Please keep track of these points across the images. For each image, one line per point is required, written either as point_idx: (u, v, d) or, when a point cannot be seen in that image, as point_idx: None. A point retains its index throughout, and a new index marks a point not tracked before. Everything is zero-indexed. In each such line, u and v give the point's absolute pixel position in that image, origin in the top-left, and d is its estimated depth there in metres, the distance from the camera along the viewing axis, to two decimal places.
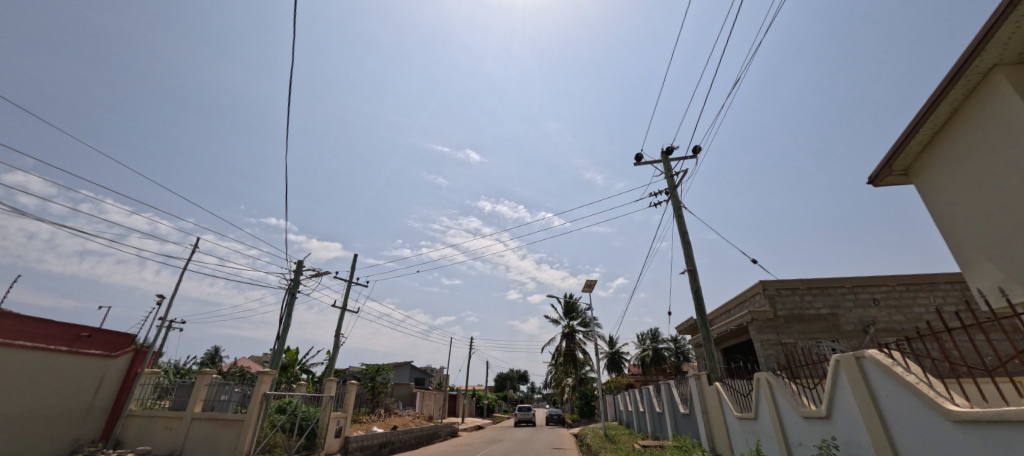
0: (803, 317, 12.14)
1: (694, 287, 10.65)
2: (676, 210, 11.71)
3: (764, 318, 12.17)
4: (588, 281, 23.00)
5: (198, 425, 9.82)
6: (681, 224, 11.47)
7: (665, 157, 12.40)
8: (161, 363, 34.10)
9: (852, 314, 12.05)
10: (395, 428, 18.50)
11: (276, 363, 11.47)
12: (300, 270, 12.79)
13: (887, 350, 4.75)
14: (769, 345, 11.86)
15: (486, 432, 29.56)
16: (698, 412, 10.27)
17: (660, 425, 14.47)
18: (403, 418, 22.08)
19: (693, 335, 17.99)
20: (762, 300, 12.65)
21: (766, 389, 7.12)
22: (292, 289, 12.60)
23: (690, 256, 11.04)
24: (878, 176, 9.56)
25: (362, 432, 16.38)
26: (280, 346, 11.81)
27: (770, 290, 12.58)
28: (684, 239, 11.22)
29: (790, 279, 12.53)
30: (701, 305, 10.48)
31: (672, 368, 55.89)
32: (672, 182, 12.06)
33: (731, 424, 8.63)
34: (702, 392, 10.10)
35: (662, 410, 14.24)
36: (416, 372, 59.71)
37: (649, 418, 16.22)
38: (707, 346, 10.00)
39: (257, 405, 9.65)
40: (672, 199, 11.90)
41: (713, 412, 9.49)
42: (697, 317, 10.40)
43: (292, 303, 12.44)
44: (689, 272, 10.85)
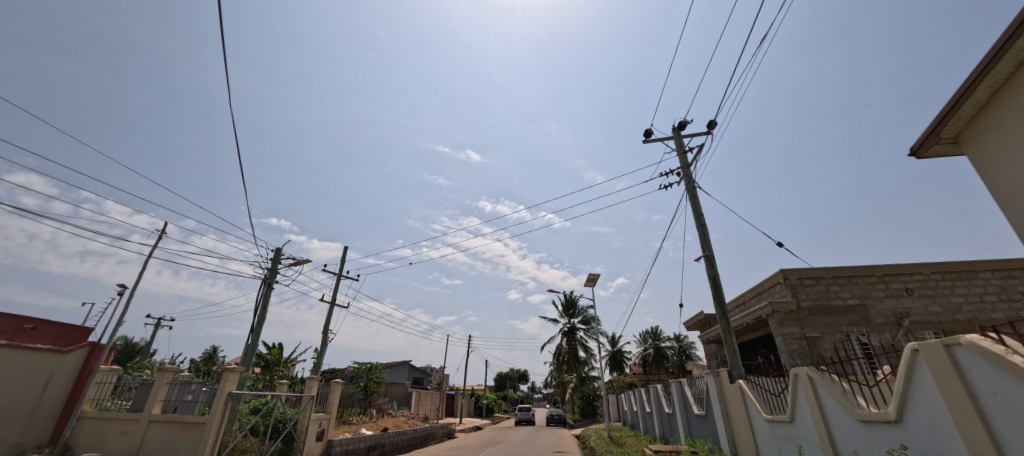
0: (829, 308, 11.06)
1: (712, 275, 9.53)
2: (690, 190, 10.59)
3: (785, 310, 11.09)
4: (591, 275, 21.89)
5: (155, 428, 8.75)
6: (696, 205, 10.37)
7: (677, 133, 11.27)
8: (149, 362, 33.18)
9: (883, 305, 10.96)
10: (386, 430, 17.37)
11: (247, 360, 10.36)
12: (278, 258, 11.70)
13: (994, 335, 3.61)
14: (793, 339, 10.79)
15: (485, 434, 28.40)
16: (717, 413, 9.17)
17: (671, 427, 13.36)
18: (396, 420, 20.90)
19: (703, 330, 16.88)
20: (783, 290, 11.55)
21: (808, 386, 6.00)
22: (269, 278, 11.50)
23: (707, 240, 9.92)
24: (922, 147, 8.46)
25: (349, 434, 15.26)
26: (253, 341, 10.71)
27: (792, 279, 11.47)
28: (699, 222, 10.12)
29: (814, 268, 11.43)
30: (720, 294, 9.36)
31: (675, 367, 54.78)
32: (685, 160, 10.95)
33: (759, 428, 7.53)
34: (722, 391, 9.00)
35: (673, 411, 13.13)
36: (414, 372, 58.66)
37: (658, 419, 15.09)
38: (728, 339, 8.88)
39: (221, 406, 8.56)
40: (685, 178, 10.79)
41: (736, 413, 8.39)
42: (716, 307, 9.27)
43: (268, 294, 11.34)
44: (706, 259, 9.74)
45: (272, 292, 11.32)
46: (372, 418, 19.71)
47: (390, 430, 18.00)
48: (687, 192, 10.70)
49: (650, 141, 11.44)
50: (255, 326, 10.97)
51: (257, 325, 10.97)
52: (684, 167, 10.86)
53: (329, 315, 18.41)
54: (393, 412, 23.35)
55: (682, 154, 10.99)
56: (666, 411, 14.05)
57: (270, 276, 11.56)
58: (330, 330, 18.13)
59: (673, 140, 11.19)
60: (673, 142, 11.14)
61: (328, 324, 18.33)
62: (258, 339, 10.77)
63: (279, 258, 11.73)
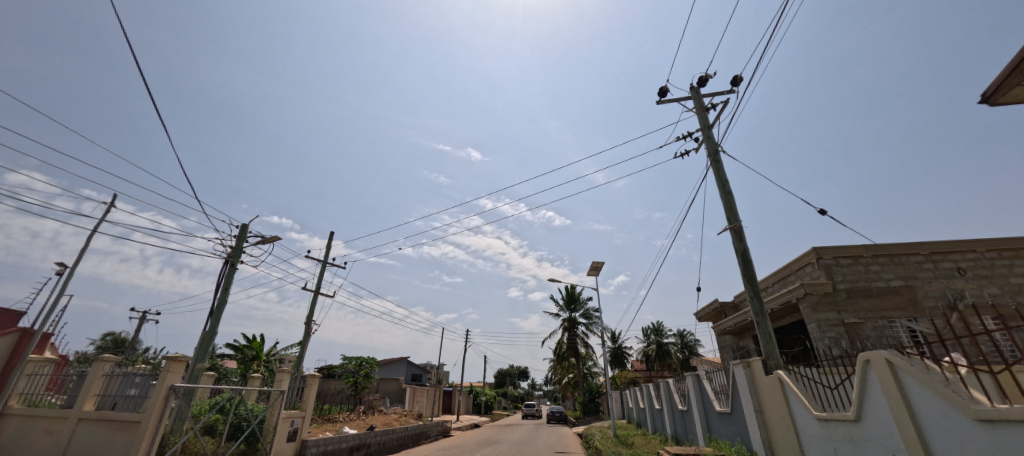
0: (870, 291, 9.70)
1: (742, 249, 8.15)
2: (712, 154, 9.19)
3: (820, 293, 9.74)
4: (595, 263, 20.51)
5: (85, 427, 7.42)
6: (720, 171, 8.97)
7: (695, 91, 9.85)
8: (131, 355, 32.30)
9: (932, 286, 9.61)
10: (373, 429, 16.03)
11: (205, 350, 9.05)
12: (243, 235, 10.33)
13: None
14: (830, 326, 9.43)
15: (482, 432, 27.03)
16: (745, 409, 7.87)
17: (686, 427, 12.06)
18: (386, 418, 19.49)
19: (718, 320, 15.51)
20: (816, 271, 10.20)
21: (889, 375, 4.60)
22: (231, 258, 10.15)
23: (733, 210, 8.54)
24: (996, 92, 7.01)
25: (331, 434, 13.94)
26: (212, 329, 9.37)
27: (826, 259, 10.12)
28: (724, 189, 8.74)
29: (852, 246, 10.08)
30: (751, 272, 7.98)
31: (678, 363, 53.43)
32: (706, 121, 9.52)
33: (807, 428, 6.17)
34: (753, 383, 7.63)
35: (688, 408, 11.80)
36: (411, 368, 57.38)
37: (669, 417, 13.79)
38: (762, 323, 7.52)
39: (159, 403, 7.20)
40: (707, 140, 9.37)
41: (772, 409, 7.07)
42: (747, 286, 7.89)
43: (231, 276, 9.98)
44: (733, 231, 8.35)
45: (235, 274, 9.97)
46: (359, 416, 18.29)
47: (377, 428, 16.57)
48: (708, 156, 9.30)
49: (664, 102, 10.03)
50: (214, 311, 9.66)
51: (216, 309, 9.67)
52: (704, 129, 9.44)
53: (312, 306, 17.03)
54: (383, 410, 21.95)
55: (703, 115, 9.57)
56: (679, 409, 12.75)
57: (233, 255, 10.20)
58: (313, 321, 16.76)
59: (691, 99, 9.78)
60: (691, 100, 9.72)
61: (311, 316, 16.95)
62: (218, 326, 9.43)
63: (243, 236, 10.39)
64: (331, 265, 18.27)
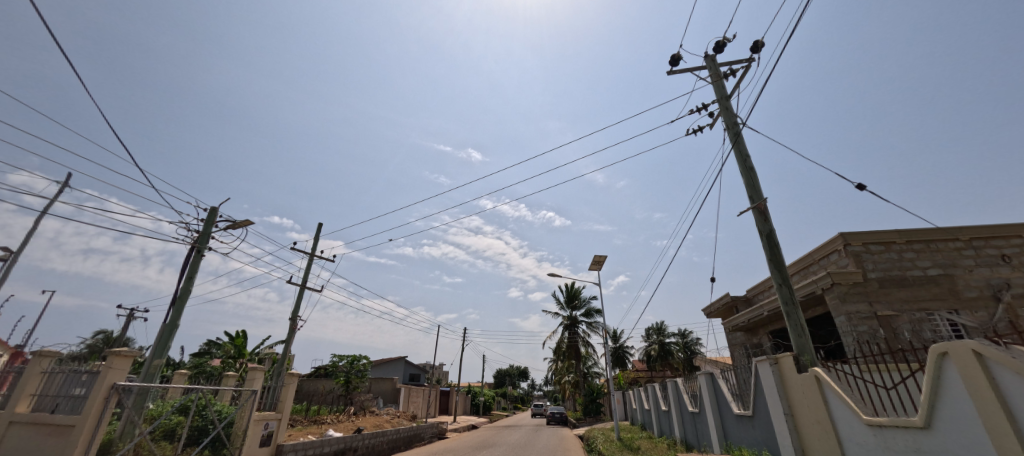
0: (904, 280, 8.76)
1: (768, 230, 7.20)
2: (731, 127, 8.23)
3: (849, 283, 8.78)
4: (597, 257, 19.57)
5: (15, 431, 6.48)
6: (740, 145, 8.01)
7: (710, 60, 8.89)
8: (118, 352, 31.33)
9: (975, 275, 8.66)
10: (361, 431, 15.09)
11: (165, 343, 8.19)
12: (211, 219, 9.39)
13: None
14: (861, 320, 8.47)
15: (479, 434, 26.06)
16: (771, 411, 6.91)
17: (697, 431, 11.13)
18: (377, 419, 18.56)
19: (730, 316, 14.55)
20: (844, 259, 9.23)
21: (976, 371, 3.65)
22: (197, 245, 9.20)
23: (756, 187, 7.60)
24: None
25: (313, 437, 13.03)
26: (173, 321, 8.46)
27: (855, 246, 9.16)
28: (745, 164, 7.79)
29: (884, 232, 9.12)
30: (778, 256, 7.02)
31: (681, 364, 52.39)
32: (723, 91, 8.57)
33: (854, 435, 5.23)
34: (782, 383, 6.69)
35: (700, 410, 10.87)
36: (410, 368, 56.48)
37: (677, 419, 12.88)
38: (793, 314, 6.58)
39: (97, 404, 6.26)
40: (725, 112, 8.42)
41: (806, 412, 6.11)
42: (774, 272, 6.93)
43: (196, 264, 9.00)
44: (757, 211, 7.38)
45: (201, 262, 9.02)
46: (348, 418, 17.36)
47: (366, 431, 15.63)
48: (726, 129, 8.34)
49: (676, 72, 9.05)
50: (178, 299, 8.76)
51: (179, 299, 8.74)
52: (722, 100, 8.48)
53: (298, 301, 16.07)
54: (376, 411, 21.04)
55: (719, 85, 8.62)
56: (689, 411, 11.80)
57: (201, 241, 9.25)
58: (298, 317, 15.81)
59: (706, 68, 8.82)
60: (707, 69, 8.76)
61: (297, 311, 16.02)
62: (181, 318, 8.52)
63: (212, 220, 9.43)
64: (318, 258, 17.30)
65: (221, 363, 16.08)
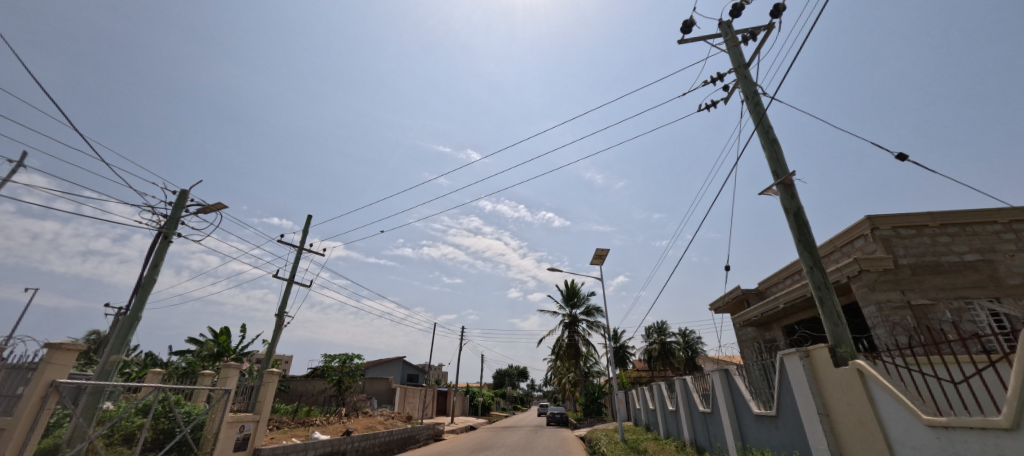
0: (940, 266, 8.01)
1: (797, 208, 6.42)
2: (751, 96, 7.47)
3: (879, 270, 8.02)
4: (598, 251, 18.76)
5: None
6: (761, 116, 7.26)
7: (726, 25, 8.13)
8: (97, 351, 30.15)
9: (1016, 261, 7.92)
10: (351, 433, 14.29)
11: (123, 337, 7.40)
12: (181, 203, 8.62)
13: None
14: (893, 309, 7.72)
15: (477, 436, 25.21)
16: (800, 409, 6.17)
17: (709, 433, 10.34)
18: (369, 421, 17.74)
19: (741, 310, 13.77)
20: (871, 245, 8.48)
21: None
22: (165, 230, 8.39)
23: (781, 161, 6.83)
24: None
25: (298, 440, 12.23)
26: (134, 312, 7.67)
27: (883, 230, 8.40)
28: (768, 136, 7.04)
29: (915, 214, 8.36)
30: (808, 236, 6.24)
31: (682, 363, 51.61)
32: (740, 58, 7.82)
33: (911, 438, 4.45)
34: (814, 378, 5.90)
35: (713, 410, 10.06)
36: (407, 368, 55.61)
37: (686, 420, 12.09)
38: (828, 300, 5.81)
39: (32, 406, 5.45)
40: (743, 80, 7.65)
41: (843, 409, 5.38)
42: (804, 253, 6.16)
43: (163, 251, 8.20)
44: (782, 186, 6.59)
45: (168, 248, 8.22)
46: (338, 420, 16.55)
47: (355, 434, 14.81)
48: (745, 100, 7.57)
49: (688, 41, 8.31)
50: (141, 287, 7.98)
51: (143, 287, 7.96)
52: (739, 68, 7.73)
53: (285, 296, 15.26)
54: (369, 412, 20.22)
55: (736, 53, 7.86)
56: (700, 411, 11.01)
57: (169, 227, 8.45)
58: (284, 313, 15.00)
59: (721, 34, 8.06)
60: (722, 35, 8.01)
61: (283, 307, 15.20)
62: (142, 309, 7.72)
63: (181, 204, 8.65)
64: (307, 252, 16.49)
65: (202, 363, 15.22)
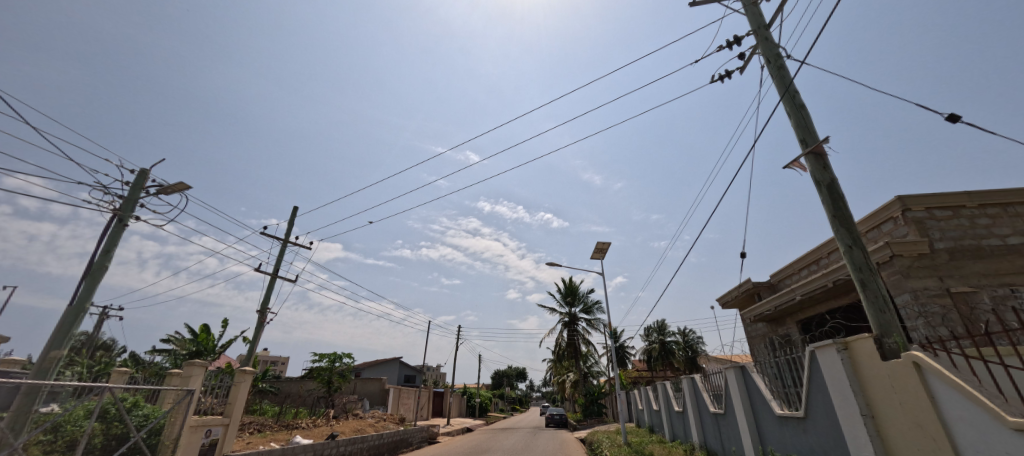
0: (981, 251, 7.23)
1: (831, 179, 5.63)
2: (773, 60, 6.70)
3: (913, 255, 7.22)
4: (600, 245, 17.96)
5: None
6: (785, 79, 6.47)
7: None
8: (77, 352, 29.01)
9: None
10: (337, 437, 13.43)
11: (64, 331, 6.58)
12: (140, 184, 7.78)
13: None
14: (931, 298, 6.95)
15: (474, 439, 24.36)
16: (836, 408, 5.38)
17: (722, 436, 9.56)
18: (358, 423, 16.81)
19: (751, 305, 12.97)
20: (902, 228, 7.70)
21: None
22: (120, 212, 7.53)
23: (810, 128, 6.04)
24: None
25: (278, 445, 11.38)
26: (80, 302, 6.80)
27: (916, 211, 7.61)
28: (794, 102, 6.26)
29: (951, 194, 7.58)
30: (844, 211, 5.45)
31: (682, 363, 50.83)
32: (760, 19, 7.05)
33: (985, 441, 3.65)
34: (855, 373, 5.09)
35: (726, 411, 9.30)
36: (404, 369, 54.68)
37: (695, 422, 11.33)
38: (872, 282, 5.01)
39: None
40: (763, 41, 6.88)
41: (893, 409, 4.58)
42: (842, 229, 5.36)
43: (117, 236, 7.34)
44: (813, 155, 5.80)
45: (122, 231, 7.36)
46: (325, 422, 15.69)
47: (340, 437, 13.88)
48: (766, 64, 6.80)
49: (699, 4, 8.24)
50: (90, 273, 7.12)
51: (91, 275, 7.08)
52: (759, 30, 6.96)
53: (268, 291, 14.41)
54: (360, 414, 19.37)
55: (755, 12, 7.08)
56: (711, 412, 10.24)
57: (124, 209, 7.59)
58: (267, 309, 14.12)
59: None
60: None
61: (265, 303, 14.32)
62: (89, 298, 6.87)
63: (140, 184, 7.81)
64: (292, 245, 15.59)
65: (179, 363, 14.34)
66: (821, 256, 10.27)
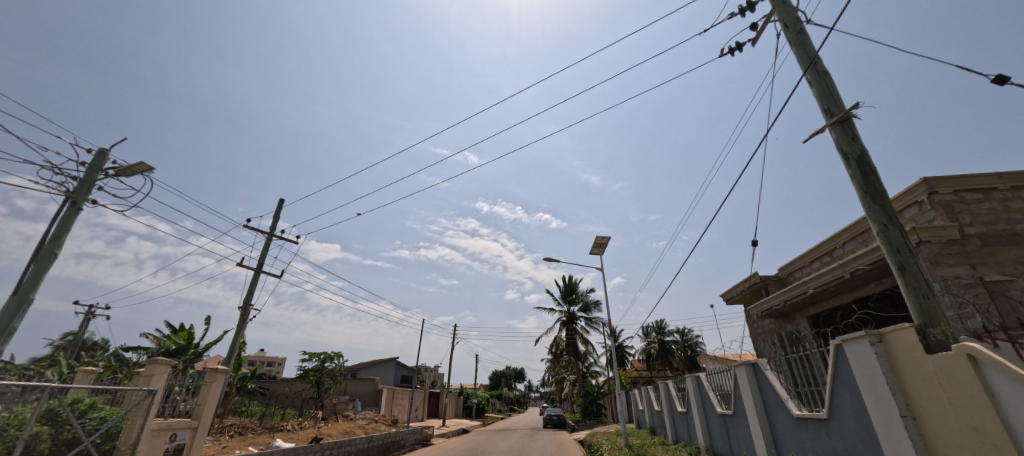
0: (1015, 237, 6.64)
1: (860, 151, 5.02)
2: (791, 25, 6.10)
3: (943, 242, 6.62)
4: (599, 239, 17.33)
5: None
6: (805, 45, 5.87)
7: None
8: (59, 352, 28.08)
9: None
10: (322, 441, 12.73)
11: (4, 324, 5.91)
12: (98, 165, 7.12)
13: None
14: (964, 288, 6.34)
15: (469, 441, 23.67)
16: (869, 408, 4.77)
17: (731, 439, 8.94)
18: (347, 426, 16.09)
19: (759, 300, 12.37)
20: (928, 213, 7.09)
21: None
22: (74, 195, 6.85)
23: (835, 96, 5.44)
24: None
25: (256, 449, 10.67)
26: (24, 293, 6.14)
27: (944, 195, 7.00)
28: (816, 69, 5.65)
29: (982, 176, 6.96)
30: (877, 185, 4.83)
31: (681, 363, 50.25)
32: None
33: None
34: (892, 368, 4.46)
35: (734, 411, 8.68)
36: (400, 369, 53.95)
37: (699, 423, 10.72)
38: (912, 264, 4.39)
39: None
40: (780, 5, 6.28)
41: (942, 410, 3.96)
42: (875, 205, 4.75)
43: (68, 221, 6.66)
44: (840, 125, 5.20)
45: (75, 216, 6.69)
46: (312, 425, 14.99)
47: (324, 441, 13.13)
48: (784, 30, 6.20)
49: None
50: (37, 260, 6.45)
51: (39, 264, 6.41)
52: None
53: (251, 287, 13.74)
54: (350, 415, 18.68)
55: None
56: (717, 413, 9.61)
57: (79, 191, 6.91)
58: (249, 306, 13.42)
59: None
60: None
61: (248, 299, 13.61)
62: (34, 288, 6.19)
63: (98, 165, 7.14)
64: (278, 239, 14.89)
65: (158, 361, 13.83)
66: (835, 246, 9.62)
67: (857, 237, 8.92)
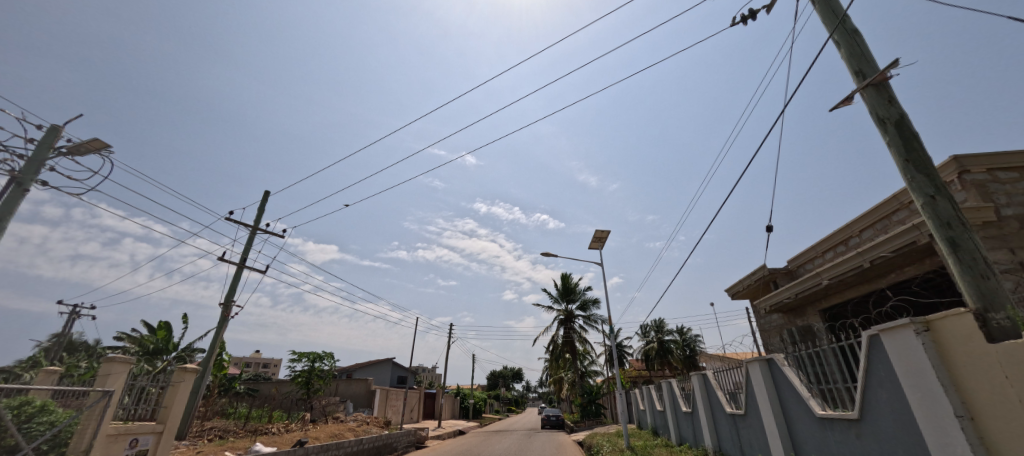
0: None
1: (899, 115, 4.44)
2: None
3: (979, 224, 6.03)
4: (599, 233, 16.72)
5: None
6: (831, 3, 5.29)
7: None
8: (40, 353, 27.12)
9: None
10: (307, 444, 12.03)
11: None
12: (49, 142, 6.46)
13: None
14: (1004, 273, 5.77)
15: (465, 442, 23.01)
16: (914, 408, 4.17)
17: (742, 440, 8.36)
18: (336, 428, 15.39)
19: (767, 293, 11.78)
20: (959, 194, 6.51)
21: None
22: (19, 176, 6.19)
23: (867, 57, 4.85)
24: None
25: (234, 453, 9.98)
26: None
27: (976, 174, 6.42)
28: (845, 27, 5.05)
29: (1017, 153, 6.40)
30: (920, 152, 4.24)
31: (680, 362, 49.70)
32: None
33: None
34: (943, 361, 3.86)
35: (745, 410, 8.12)
36: (397, 370, 53.23)
37: (705, 423, 10.14)
38: (966, 239, 3.78)
39: None
40: None
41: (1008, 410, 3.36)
42: (920, 174, 4.16)
43: (12, 203, 6.00)
44: (875, 87, 4.61)
45: (19, 197, 6.03)
46: (298, 427, 14.30)
47: (309, 445, 12.43)
48: None
49: None
50: None
51: None
52: None
53: (233, 282, 13.06)
54: (341, 417, 17.98)
55: None
56: (726, 412, 9.03)
57: (25, 171, 6.26)
58: (231, 302, 12.75)
59: None
60: None
61: (230, 296, 12.94)
62: None
63: (48, 143, 6.49)
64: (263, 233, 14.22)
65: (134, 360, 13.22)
66: (850, 235, 9.02)
67: (876, 224, 8.32)
